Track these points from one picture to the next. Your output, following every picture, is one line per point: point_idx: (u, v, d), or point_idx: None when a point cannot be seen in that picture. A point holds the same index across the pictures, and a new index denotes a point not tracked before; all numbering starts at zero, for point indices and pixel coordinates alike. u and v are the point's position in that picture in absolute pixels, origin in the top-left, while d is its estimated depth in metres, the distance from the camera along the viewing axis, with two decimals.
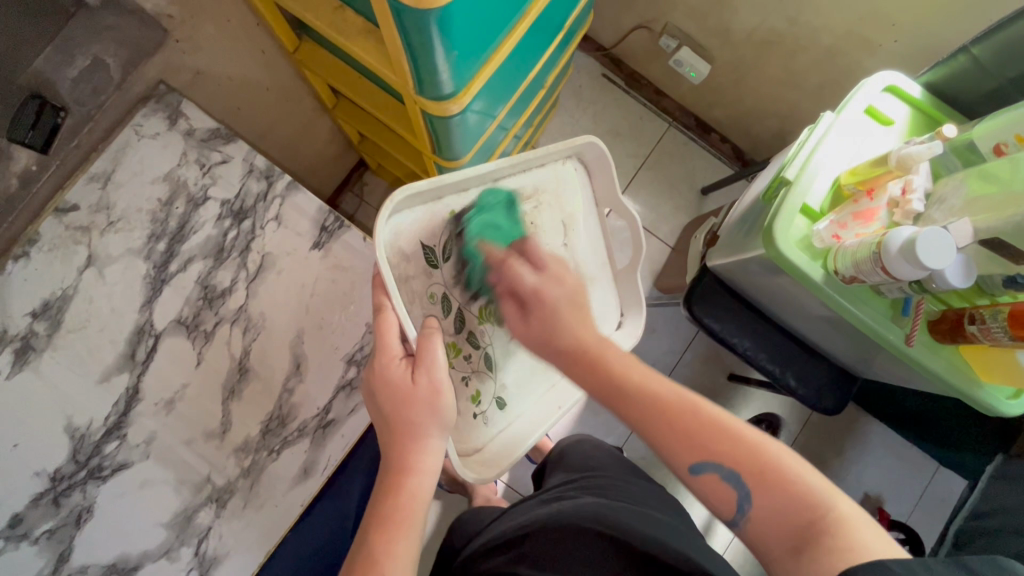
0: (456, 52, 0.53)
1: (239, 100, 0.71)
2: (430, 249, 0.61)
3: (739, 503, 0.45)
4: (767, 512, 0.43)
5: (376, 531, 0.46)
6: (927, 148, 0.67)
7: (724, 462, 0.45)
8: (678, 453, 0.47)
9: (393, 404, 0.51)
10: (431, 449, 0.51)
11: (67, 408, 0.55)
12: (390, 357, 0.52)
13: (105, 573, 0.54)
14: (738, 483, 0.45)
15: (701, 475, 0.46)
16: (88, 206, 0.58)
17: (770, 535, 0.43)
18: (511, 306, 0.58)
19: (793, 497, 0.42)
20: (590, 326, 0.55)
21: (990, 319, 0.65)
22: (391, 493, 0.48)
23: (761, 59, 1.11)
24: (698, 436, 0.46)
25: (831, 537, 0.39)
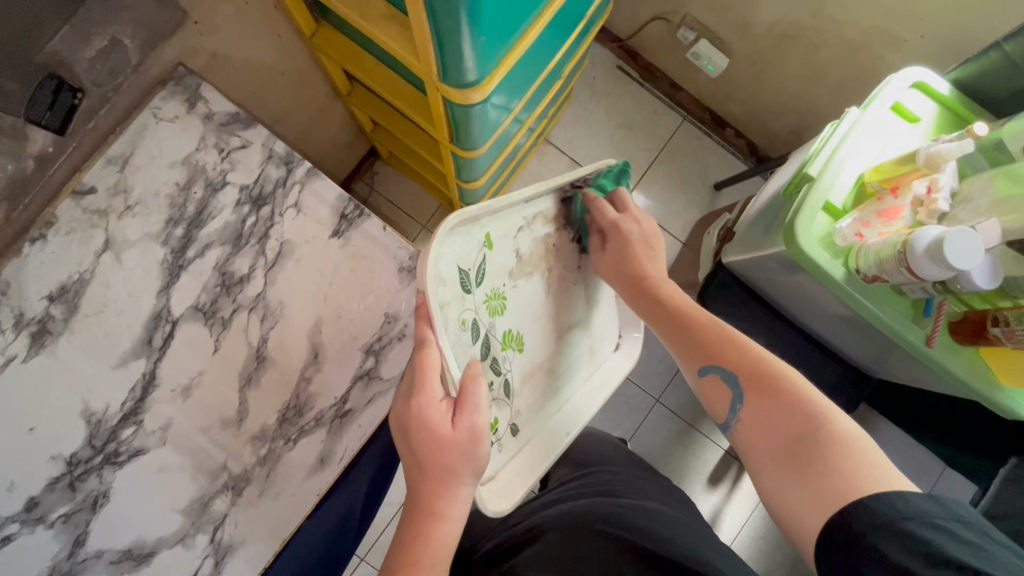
0: (483, 38, 0.52)
1: (256, 84, 0.70)
2: (465, 273, 0.57)
3: (733, 405, 0.52)
4: (759, 413, 0.49)
5: (402, 571, 0.46)
6: (957, 147, 0.65)
7: (726, 364, 0.53)
8: (694, 358, 0.56)
9: (427, 449, 0.48)
10: (461, 496, 0.50)
11: (84, 392, 0.55)
12: (430, 398, 0.49)
13: (121, 558, 0.54)
14: (734, 384, 0.52)
15: (706, 377, 0.54)
16: (106, 189, 0.57)
17: (760, 440, 0.48)
18: (595, 240, 0.67)
19: (790, 406, 0.48)
20: (653, 262, 0.65)
21: (1014, 322, 0.64)
22: (419, 535, 0.48)
23: (781, 54, 1.10)
24: (716, 338, 0.55)
25: (819, 448, 0.44)
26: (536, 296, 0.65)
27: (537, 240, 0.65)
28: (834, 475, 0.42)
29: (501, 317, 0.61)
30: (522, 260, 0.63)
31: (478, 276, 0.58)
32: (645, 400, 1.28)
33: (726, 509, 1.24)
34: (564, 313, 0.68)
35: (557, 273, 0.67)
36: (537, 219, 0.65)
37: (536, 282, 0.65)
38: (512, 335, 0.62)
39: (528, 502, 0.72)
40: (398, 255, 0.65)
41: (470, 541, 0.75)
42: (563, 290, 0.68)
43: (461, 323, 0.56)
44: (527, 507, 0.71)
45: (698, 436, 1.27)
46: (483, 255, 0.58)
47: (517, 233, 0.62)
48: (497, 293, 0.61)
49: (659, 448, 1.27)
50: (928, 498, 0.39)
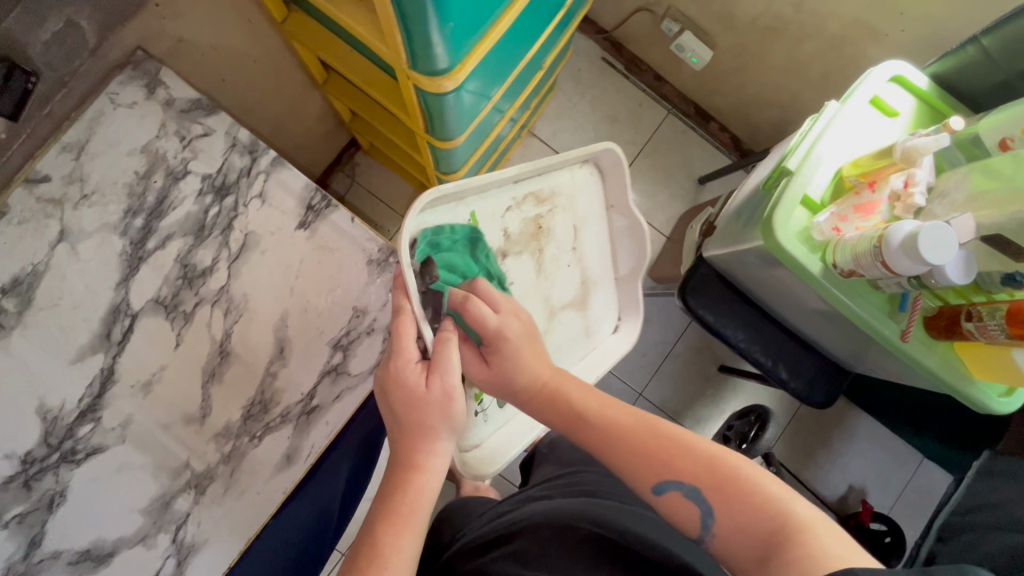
0: (452, 24, 0.51)
1: (224, 71, 0.68)
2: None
3: (703, 519, 0.45)
4: (725, 517, 0.43)
5: (381, 527, 0.45)
6: (934, 141, 0.65)
7: (682, 477, 0.46)
8: (641, 476, 0.47)
9: (403, 407, 0.49)
10: (439, 451, 0.49)
11: (39, 389, 0.53)
12: (406, 359, 0.50)
13: (78, 559, 0.53)
14: (698, 498, 0.45)
15: (663, 494, 0.46)
16: (60, 177, 0.55)
17: (738, 544, 0.43)
18: (468, 351, 0.56)
19: (754, 509, 0.42)
20: (543, 360, 0.54)
21: (987, 317, 0.64)
22: (398, 490, 0.47)
23: (765, 47, 1.09)
24: (647, 446, 0.47)
25: (791, 541, 0.39)
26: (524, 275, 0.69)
27: (526, 219, 0.69)
28: (813, 564, 0.37)
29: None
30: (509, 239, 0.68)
31: (462, 252, 0.64)
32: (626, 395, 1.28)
33: None
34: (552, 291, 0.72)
35: (546, 252, 0.71)
36: (527, 199, 0.69)
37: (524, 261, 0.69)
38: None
39: (509, 499, 0.71)
40: (367, 248, 0.63)
41: (448, 534, 0.73)
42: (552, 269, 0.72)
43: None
44: (507, 503, 0.69)
45: None
46: (467, 233, 0.64)
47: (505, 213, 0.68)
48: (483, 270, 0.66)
49: None
50: (921, 571, 0.36)
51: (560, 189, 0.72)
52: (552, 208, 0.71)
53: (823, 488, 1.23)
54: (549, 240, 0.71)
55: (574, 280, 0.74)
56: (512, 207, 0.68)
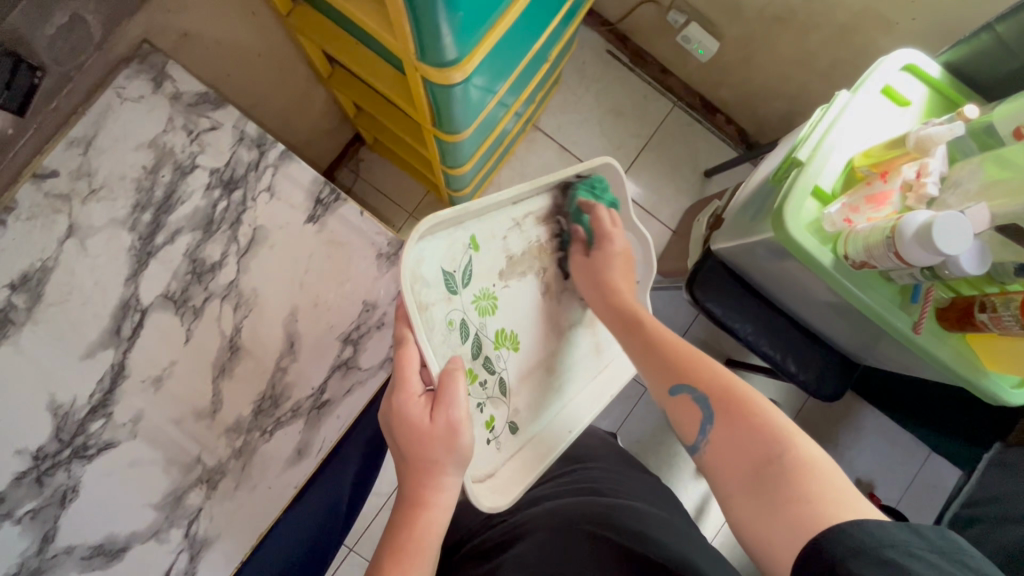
0: (461, 15, 0.50)
1: (231, 65, 0.67)
2: (450, 275, 0.58)
3: (703, 425, 0.52)
4: (722, 434, 0.50)
5: (389, 561, 0.46)
6: (947, 130, 0.65)
7: (697, 386, 0.53)
8: (668, 378, 0.56)
9: (410, 442, 0.49)
10: (446, 485, 0.49)
11: (50, 385, 0.53)
12: (409, 394, 0.50)
13: (92, 554, 0.53)
14: (704, 405, 0.52)
15: (678, 397, 0.54)
16: (69, 172, 0.55)
17: (730, 463, 0.48)
18: (578, 246, 0.69)
19: (752, 431, 0.48)
20: (627, 283, 0.65)
21: (1001, 307, 0.64)
22: (407, 523, 0.48)
23: (773, 37, 1.08)
24: (684, 360, 0.56)
25: (784, 473, 0.43)
26: (533, 295, 0.66)
27: (528, 240, 0.66)
28: (797, 503, 0.41)
29: (492, 317, 0.62)
30: (513, 259, 0.64)
31: (464, 277, 0.59)
32: (633, 389, 1.28)
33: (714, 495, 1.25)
34: (561, 310, 0.69)
35: (551, 269, 0.68)
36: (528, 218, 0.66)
37: (531, 281, 0.66)
38: (505, 334, 0.63)
39: None
40: (376, 241, 0.63)
41: (456, 534, 0.72)
42: (559, 287, 0.68)
43: (449, 324, 0.57)
44: (513, 503, 0.69)
45: None
46: (469, 257, 0.60)
47: (506, 233, 0.63)
48: (488, 293, 0.61)
49: (647, 436, 1.27)
50: (906, 525, 0.37)
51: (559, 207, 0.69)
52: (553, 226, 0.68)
53: None
54: (552, 257, 0.68)
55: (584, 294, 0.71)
56: (513, 228, 0.64)
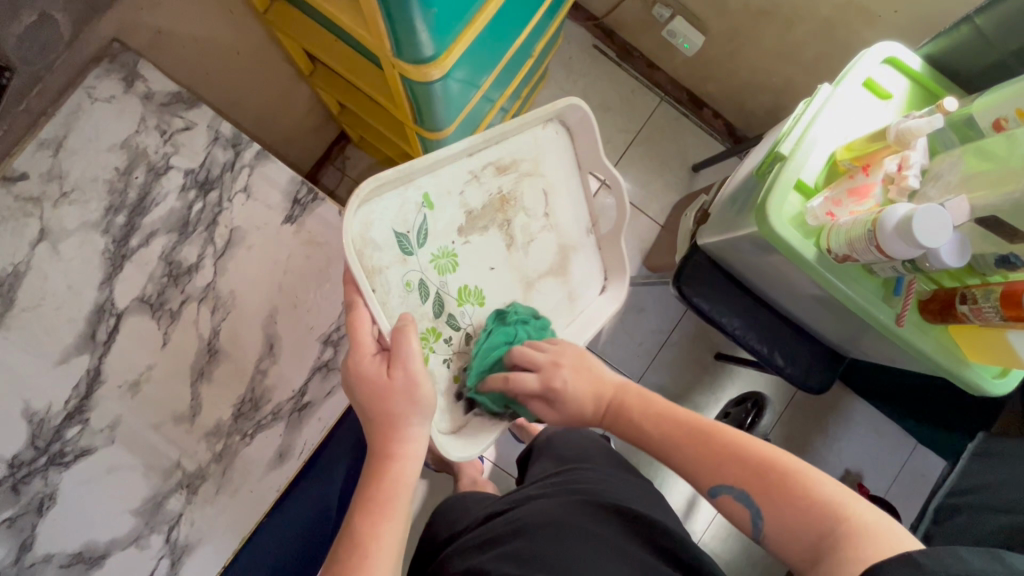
0: (435, 10, 0.49)
1: (207, 64, 0.66)
2: (403, 236, 0.59)
3: (753, 521, 0.46)
4: (778, 524, 0.44)
5: (356, 514, 0.45)
6: (927, 123, 0.65)
7: (734, 480, 0.47)
8: (695, 479, 0.50)
9: (371, 399, 0.49)
10: (412, 436, 0.49)
11: (24, 392, 0.52)
12: (363, 353, 0.50)
13: (71, 561, 0.52)
14: (747, 501, 0.46)
15: (718, 497, 0.48)
16: (39, 174, 0.53)
17: (788, 547, 0.43)
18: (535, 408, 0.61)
19: (806, 515, 0.42)
20: (602, 382, 0.60)
21: (982, 299, 0.64)
22: (374, 478, 0.47)
23: (758, 31, 1.08)
24: (704, 457, 0.49)
25: (841, 551, 0.38)
26: (496, 249, 0.67)
27: (488, 192, 0.66)
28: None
29: (453, 275, 0.63)
30: (472, 215, 0.65)
31: (419, 237, 0.61)
32: None
33: None
34: (527, 263, 0.70)
35: (515, 223, 0.69)
36: (487, 170, 0.66)
37: (493, 236, 0.67)
38: (468, 291, 0.65)
39: (505, 497, 0.71)
40: None
41: (445, 532, 0.72)
42: (525, 239, 0.69)
43: (406, 285, 0.59)
44: (503, 502, 0.69)
45: None
46: (423, 216, 0.61)
47: (462, 188, 0.64)
48: (447, 252, 0.63)
49: None
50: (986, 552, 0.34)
51: (522, 157, 0.69)
52: (517, 175, 0.69)
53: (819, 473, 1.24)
54: (517, 210, 0.69)
55: (549, 248, 0.72)
56: (470, 180, 0.65)
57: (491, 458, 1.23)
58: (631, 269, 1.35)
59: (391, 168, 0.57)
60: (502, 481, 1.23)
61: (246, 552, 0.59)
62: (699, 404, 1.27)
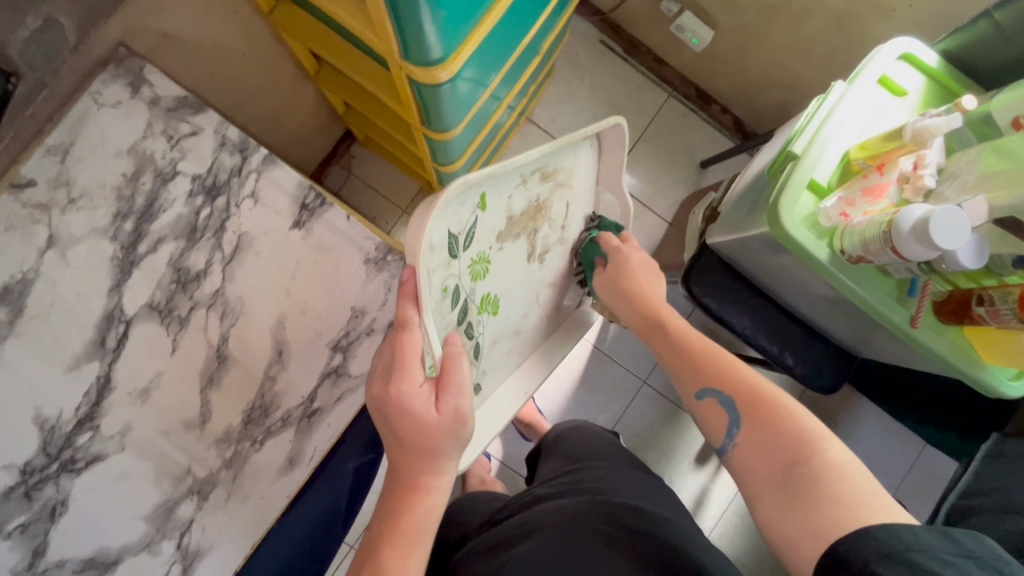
0: (444, 13, 0.49)
1: (214, 65, 0.66)
2: (455, 238, 0.51)
3: (729, 429, 0.52)
4: (753, 439, 0.49)
5: (385, 543, 0.47)
6: (945, 122, 0.63)
7: (725, 389, 0.53)
8: (690, 379, 0.56)
9: (411, 433, 0.47)
10: (446, 469, 0.49)
11: (36, 399, 0.52)
12: (412, 383, 0.47)
13: (84, 567, 0.52)
14: (732, 408, 0.52)
15: (703, 400, 0.55)
16: (46, 181, 0.53)
17: (756, 467, 0.48)
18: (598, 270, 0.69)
19: (783, 433, 0.48)
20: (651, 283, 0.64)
21: (999, 301, 0.63)
22: (404, 512, 0.48)
23: (767, 27, 1.06)
24: (709, 359, 0.56)
25: (815, 477, 0.43)
26: (518, 257, 0.63)
27: (529, 199, 0.61)
28: (833, 509, 0.41)
29: (482, 282, 0.59)
30: (511, 221, 0.60)
31: (466, 240, 0.54)
32: (630, 383, 1.27)
33: (712, 487, 1.25)
34: (538, 271, 0.68)
35: (540, 232, 0.66)
36: (533, 176, 0.61)
37: (519, 244, 0.63)
38: (488, 299, 0.61)
39: (515, 499, 0.70)
40: (364, 247, 0.62)
41: (456, 533, 0.72)
42: (543, 247, 0.67)
43: (444, 290, 0.52)
44: (513, 504, 0.68)
45: (684, 416, 1.27)
46: (475, 218, 0.54)
47: (512, 193, 0.58)
48: (482, 258, 0.58)
49: (645, 430, 1.27)
50: (937, 532, 0.38)
51: (562, 165, 0.64)
52: (553, 185, 0.64)
53: None
54: (544, 218, 0.65)
55: (557, 264, 0.72)
56: (519, 186, 0.59)
57: (497, 456, 1.23)
58: None
59: (477, 168, 0.48)
60: (509, 480, 1.23)
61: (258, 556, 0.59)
62: None
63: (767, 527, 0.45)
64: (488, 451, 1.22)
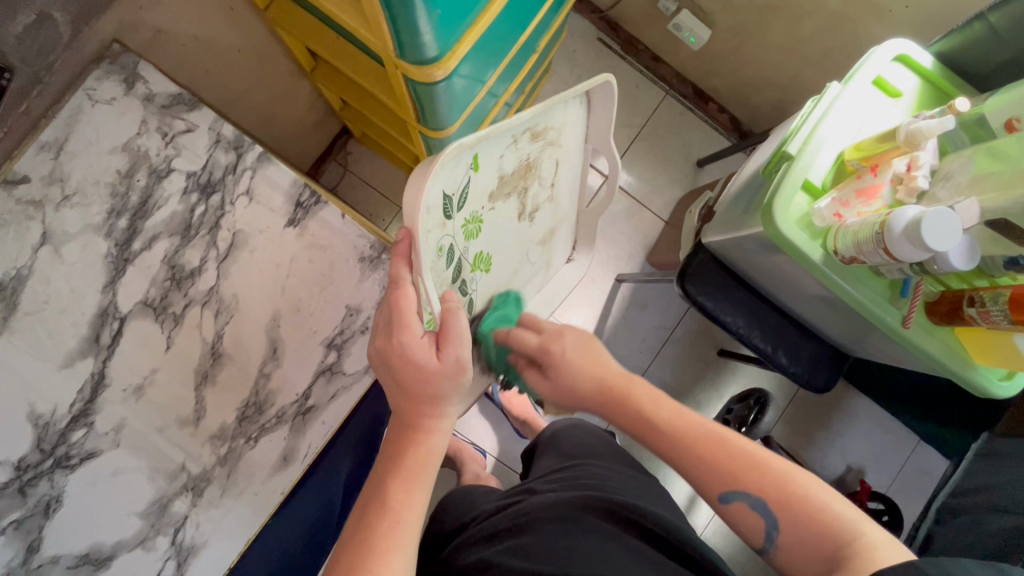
0: (439, 11, 0.49)
1: (209, 62, 0.65)
2: (450, 198, 0.51)
3: (767, 531, 0.49)
4: (790, 531, 0.47)
5: (391, 481, 0.46)
6: (939, 123, 0.63)
7: (753, 492, 0.49)
8: (707, 486, 0.52)
9: (413, 378, 0.47)
10: (448, 413, 0.50)
11: (30, 395, 0.52)
12: (413, 334, 0.47)
13: (78, 563, 0.53)
14: (765, 511, 0.49)
15: (729, 504, 0.51)
16: (40, 177, 0.53)
17: (802, 559, 0.47)
18: (530, 371, 0.64)
19: (821, 525, 0.46)
20: (600, 366, 0.60)
21: (989, 302, 0.63)
22: (409, 449, 0.48)
23: (763, 26, 1.07)
24: (716, 461, 0.52)
25: (856, 557, 0.42)
26: (510, 214, 0.65)
27: (520, 157, 0.61)
28: None
29: (475, 240, 0.61)
30: (503, 179, 0.60)
31: (460, 201, 0.54)
32: None
33: None
34: (528, 230, 0.71)
35: (531, 190, 0.66)
36: (525, 135, 0.59)
37: (511, 202, 0.64)
38: (481, 257, 0.64)
39: (512, 492, 0.70)
40: (359, 245, 0.62)
41: (451, 524, 0.73)
42: (534, 205, 0.69)
43: (440, 250, 0.53)
44: (511, 495, 0.69)
45: None
46: (469, 178, 0.53)
47: (504, 152, 0.58)
48: (475, 217, 0.59)
49: None
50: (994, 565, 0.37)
51: (553, 123, 0.63)
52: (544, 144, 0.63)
53: (821, 469, 1.24)
54: (535, 177, 0.66)
55: (545, 220, 0.74)
56: (510, 146, 0.58)
57: (493, 453, 1.23)
58: (634, 266, 1.34)
59: (470, 134, 0.48)
60: (504, 477, 1.23)
61: (252, 553, 0.60)
62: (700, 402, 1.27)
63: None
64: (483, 448, 1.23)
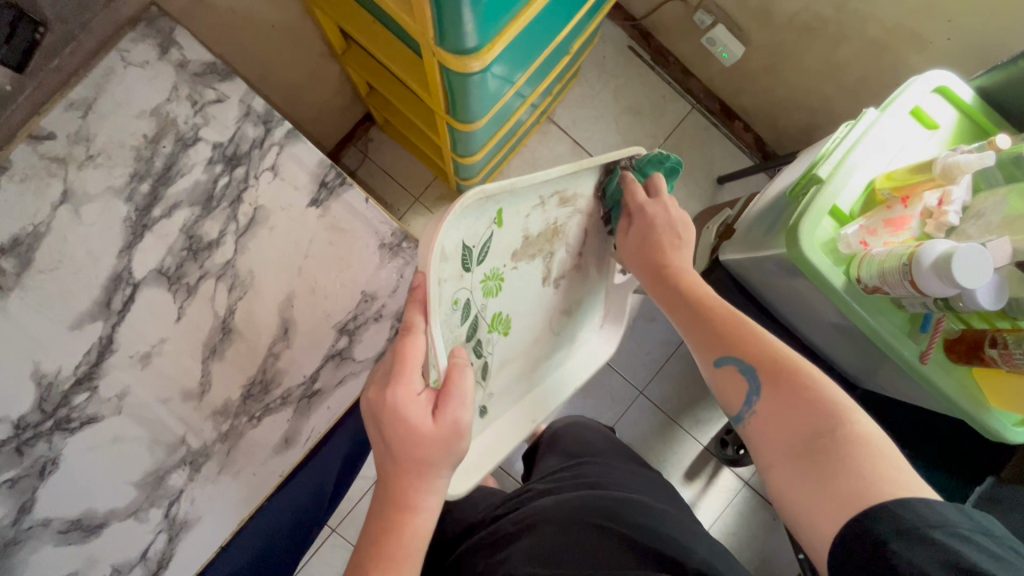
0: (483, 4, 0.49)
1: (242, 35, 0.65)
2: (469, 250, 0.52)
3: (749, 396, 0.51)
4: (772, 405, 0.49)
5: (373, 567, 0.44)
6: (977, 159, 0.62)
7: (745, 357, 0.52)
8: (708, 347, 0.55)
9: (403, 442, 0.46)
10: (436, 488, 0.48)
11: (35, 354, 0.51)
12: (409, 390, 0.46)
13: (69, 528, 0.52)
14: (752, 376, 0.51)
15: (723, 367, 0.53)
16: (66, 135, 0.53)
17: (774, 437, 0.48)
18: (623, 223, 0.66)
19: (809, 404, 0.47)
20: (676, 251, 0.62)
21: (1012, 344, 0.62)
22: (393, 530, 0.46)
23: (800, 48, 1.06)
24: (722, 329, 0.55)
25: (846, 451, 0.43)
26: (533, 278, 0.63)
27: (546, 221, 0.61)
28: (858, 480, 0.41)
29: (494, 298, 0.59)
30: (527, 241, 0.60)
31: (481, 254, 0.54)
32: (627, 392, 1.27)
33: (700, 505, 1.25)
34: (556, 297, 0.68)
35: (556, 255, 0.65)
36: (552, 199, 0.60)
37: (534, 265, 0.63)
38: (500, 318, 0.61)
39: (513, 495, 0.69)
40: (380, 231, 0.61)
41: (452, 529, 0.72)
42: (560, 270, 0.67)
43: (454, 302, 0.53)
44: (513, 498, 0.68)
45: (677, 430, 1.27)
46: (491, 233, 0.54)
47: (530, 212, 0.58)
48: (495, 274, 0.58)
49: (638, 440, 1.26)
50: (954, 508, 0.39)
51: (582, 192, 0.64)
52: (572, 210, 0.64)
53: None
54: (561, 241, 0.65)
55: (571, 287, 0.70)
56: (535, 207, 0.59)
57: None
58: None
59: (495, 182, 0.49)
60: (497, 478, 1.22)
61: (243, 535, 0.59)
62: (698, 419, 1.27)
63: (786, 506, 0.45)
64: None
